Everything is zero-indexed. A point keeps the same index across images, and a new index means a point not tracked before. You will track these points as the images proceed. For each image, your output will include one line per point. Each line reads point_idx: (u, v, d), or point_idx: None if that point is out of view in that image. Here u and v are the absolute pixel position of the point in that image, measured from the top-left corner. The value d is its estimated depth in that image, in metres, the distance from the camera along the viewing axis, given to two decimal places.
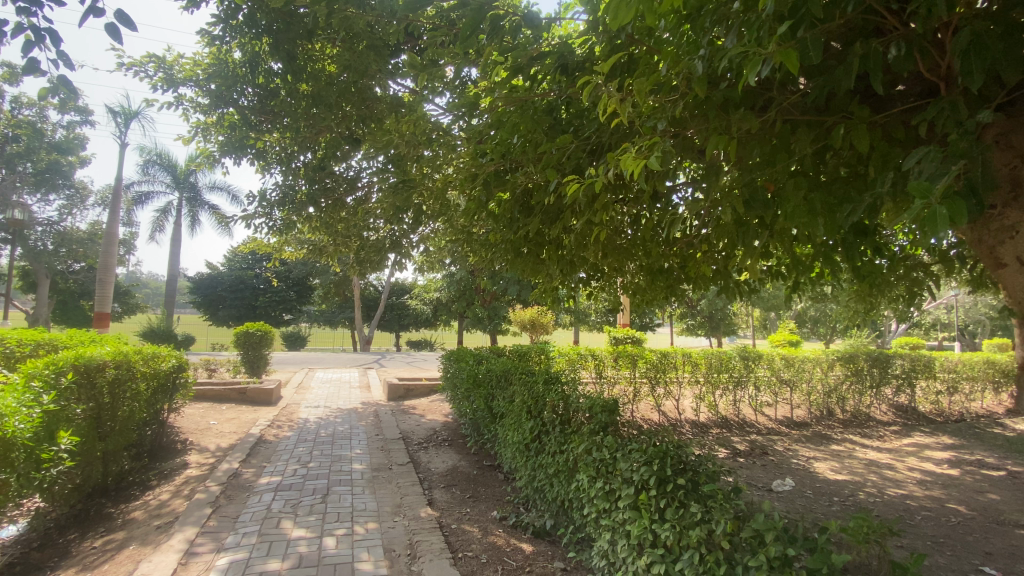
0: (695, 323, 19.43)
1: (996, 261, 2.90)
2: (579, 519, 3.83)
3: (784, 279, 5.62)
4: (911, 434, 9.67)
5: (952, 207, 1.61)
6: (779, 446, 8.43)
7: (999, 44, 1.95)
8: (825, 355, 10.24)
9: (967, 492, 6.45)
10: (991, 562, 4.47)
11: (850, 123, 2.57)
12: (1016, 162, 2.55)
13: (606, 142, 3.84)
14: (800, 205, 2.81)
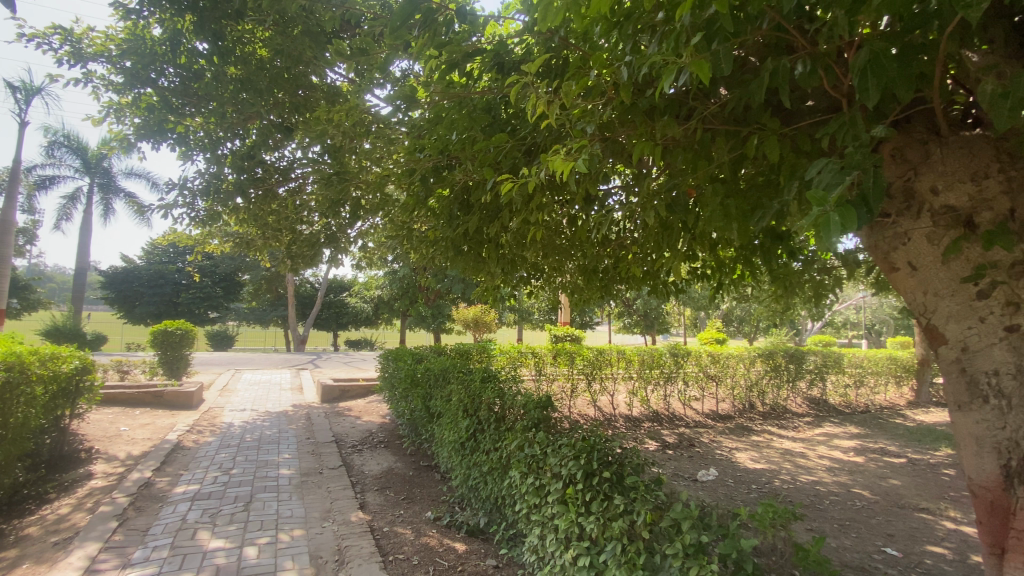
0: (632, 322, 20.15)
1: (883, 270, 2.67)
2: (511, 515, 3.85)
3: (709, 280, 5.94)
4: (822, 424, 10.52)
5: (843, 213, 1.75)
6: (705, 438, 8.91)
7: (896, 63, 2.10)
8: (747, 351, 10.91)
9: (871, 478, 7.09)
10: (891, 543, 4.92)
11: (762, 134, 2.75)
12: (909, 175, 2.49)
13: (540, 142, 3.89)
14: (717, 211, 3.09)
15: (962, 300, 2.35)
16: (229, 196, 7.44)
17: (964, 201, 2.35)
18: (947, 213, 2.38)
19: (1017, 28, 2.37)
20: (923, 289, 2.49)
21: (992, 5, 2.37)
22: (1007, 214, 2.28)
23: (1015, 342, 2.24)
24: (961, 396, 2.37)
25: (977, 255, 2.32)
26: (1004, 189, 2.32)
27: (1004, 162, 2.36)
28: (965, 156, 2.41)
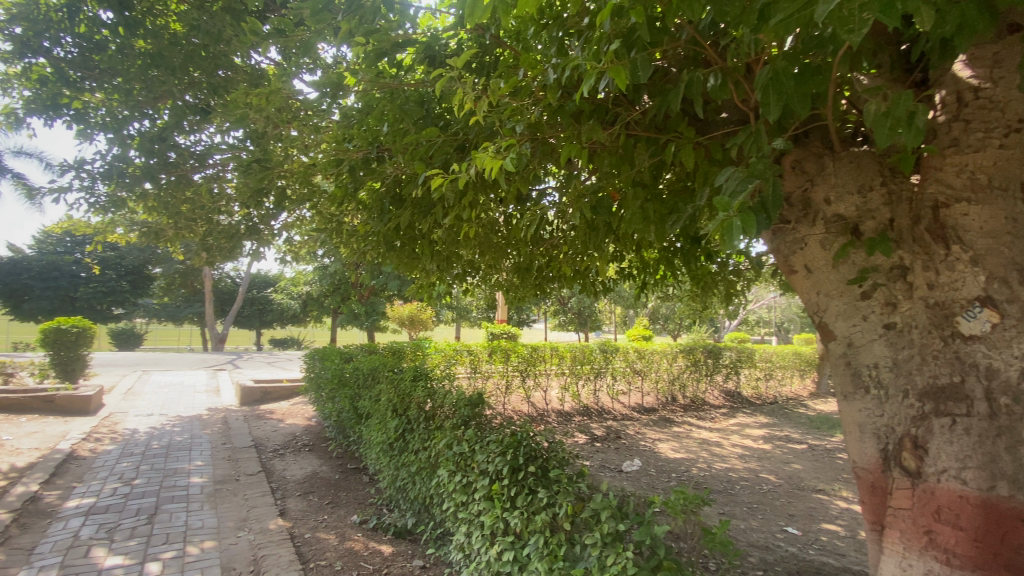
0: (567, 319, 20.57)
1: (787, 273, 2.91)
2: (439, 514, 3.83)
3: (635, 279, 6.21)
4: (736, 415, 11.31)
5: (744, 219, 1.89)
6: (631, 430, 9.30)
7: (795, 80, 2.28)
8: (670, 347, 11.50)
9: (776, 463, 7.72)
10: (792, 522, 5.38)
11: (680, 142, 2.93)
12: (806, 185, 2.77)
13: (472, 139, 3.87)
14: (638, 214, 3.25)
15: (848, 300, 2.59)
16: (136, 181, 6.80)
17: (851, 210, 2.59)
18: (837, 221, 2.62)
19: (897, 56, 2.64)
20: (816, 290, 2.73)
21: (879, 35, 2.63)
22: (888, 222, 2.50)
23: (892, 339, 2.44)
24: (847, 387, 2.61)
25: (861, 260, 2.54)
26: (886, 200, 2.54)
27: (886, 177, 2.61)
28: (854, 169, 2.65)
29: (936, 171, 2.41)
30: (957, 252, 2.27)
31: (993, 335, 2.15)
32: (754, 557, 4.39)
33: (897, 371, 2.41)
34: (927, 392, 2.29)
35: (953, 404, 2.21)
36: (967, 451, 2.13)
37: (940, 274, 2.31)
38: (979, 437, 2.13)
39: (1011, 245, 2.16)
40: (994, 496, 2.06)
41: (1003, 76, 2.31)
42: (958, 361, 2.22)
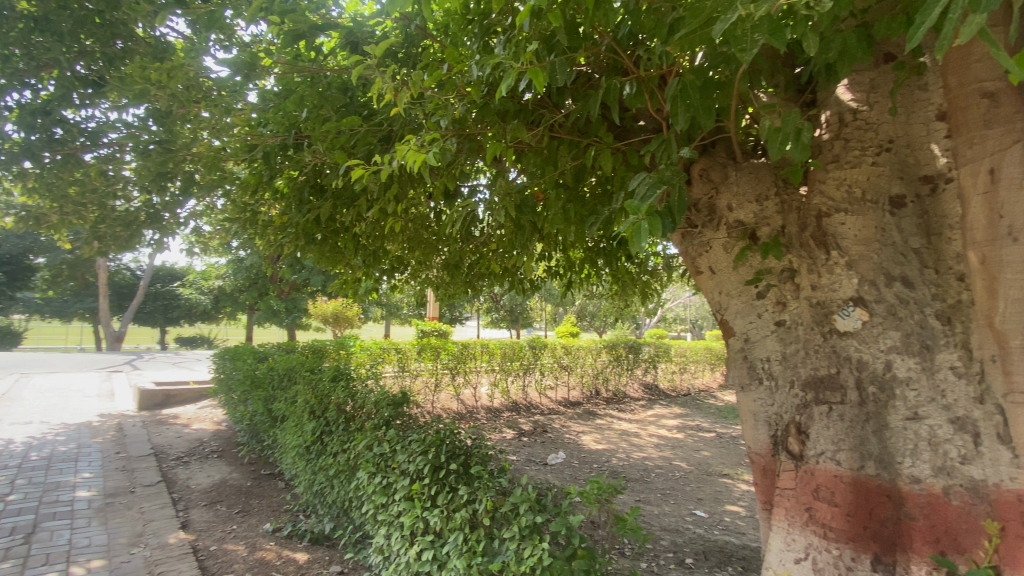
0: (499, 316, 20.69)
1: (693, 274, 3.12)
2: (358, 518, 3.71)
3: (562, 278, 6.38)
4: (654, 406, 11.95)
5: (651, 223, 2.02)
6: (557, 424, 9.54)
7: (701, 92, 2.44)
8: (595, 343, 11.93)
9: (688, 451, 8.25)
10: (700, 506, 5.78)
11: (599, 146, 3.04)
12: (712, 193, 2.97)
13: (396, 130, 3.77)
14: (559, 214, 3.35)
15: (745, 299, 2.83)
16: (12, 159, 6.00)
17: (749, 217, 2.82)
18: (737, 227, 2.84)
19: (792, 77, 2.91)
20: (718, 289, 2.96)
21: (776, 57, 2.88)
22: (780, 229, 2.75)
23: (781, 334, 2.68)
24: (744, 379, 2.84)
25: (757, 262, 2.78)
26: (779, 208, 2.79)
27: (780, 188, 2.86)
28: (753, 179, 2.89)
29: (820, 183, 2.67)
30: (836, 257, 2.53)
31: (863, 330, 2.42)
32: (665, 540, 4.67)
33: (785, 364, 2.65)
34: (809, 382, 2.54)
35: (830, 393, 2.47)
36: (842, 435, 2.39)
37: (822, 277, 2.57)
38: (851, 422, 2.40)
39: (879, 252, 2.44)
40: (863, 474, 2.33)
41: (877, 101, 2.62)
42: (834, 355, 2.49)
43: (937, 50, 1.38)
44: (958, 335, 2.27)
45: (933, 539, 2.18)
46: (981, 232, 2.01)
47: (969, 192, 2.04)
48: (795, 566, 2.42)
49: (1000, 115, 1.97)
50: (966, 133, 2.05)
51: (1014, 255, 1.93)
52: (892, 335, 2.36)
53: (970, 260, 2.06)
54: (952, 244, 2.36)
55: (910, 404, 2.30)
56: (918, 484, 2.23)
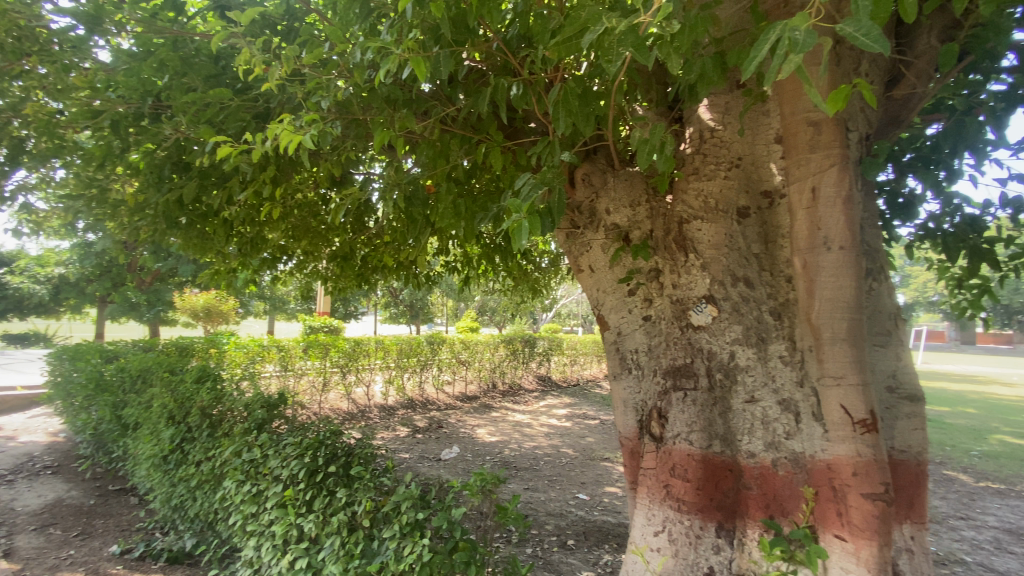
0: (397, 311, 20.16)
1: (575, 271, 3.42)
2: (224, 531, 3.42)
3: (459, 273, 6.42)
4: (546, 397, 12.47)
5: (531, 222, 2.10)
6: (452, 419, 9.55)
7: (580, 99, 2.56)
8: (493, 338, 12.12)
9: (575, 438, 8.72)
10: (583, 489, 6.14)
11: (490, 144, 3.13)
12: (593, 197, 3.26)
13: (273, 109, 3.50)
14: (447, 207, 3.31)
15: (619, 296, 3.13)
16: None
17: (624, 220, 3.11)
18: (614, 229, 3.14)
19: (663, 93, 3.18)
20: (597, 287, 3.25)
21: (648, 74, 3.14)
22: (649, 233, 3.06)
23: (648, 327, 3.01)
24: (616, 368, 3.13)
25: (629, 262, 3.09)
26: (649, 214, 3.10)
27: (651, 196, 3.16)
28: (628, 186, 3.17)
29: (682, 193, 2.96)
30: (693, 259, 2.82)
31: (712, 324, 2.73)
32: (549, 524, 4.90)
33: (650, 354, 2.96)
34: (668, 371, 2.81)
35: (685, 379, 2.74)
36: (694, 418, 2.67)
37: (681, 277, 2.87)
38: (702, 405, 2.69)
39: (727, 256, 2.77)
40: (711, 452, 2.62)
41: (729, 122, 2.96)
42: (689, 346, 2.78)
43: (767, 80, 1.54)
44: (785, 328, 2.66)
45: (763, 505, 2.54)
46: (804, 240, 2.35)
47: (797, 206, 2.37)
48: (653, 538, 2.67)
49: (821, 142, 2.30)
50: (796, 155, 2.37)
51: (827, 261, 2.27)
52: (735, 328, 2.70)
53: (796, 265, 2.39)
54: (783, 250, 2.75)
55: (748, 389, 2.65)
56: (753, 458, 2.59)
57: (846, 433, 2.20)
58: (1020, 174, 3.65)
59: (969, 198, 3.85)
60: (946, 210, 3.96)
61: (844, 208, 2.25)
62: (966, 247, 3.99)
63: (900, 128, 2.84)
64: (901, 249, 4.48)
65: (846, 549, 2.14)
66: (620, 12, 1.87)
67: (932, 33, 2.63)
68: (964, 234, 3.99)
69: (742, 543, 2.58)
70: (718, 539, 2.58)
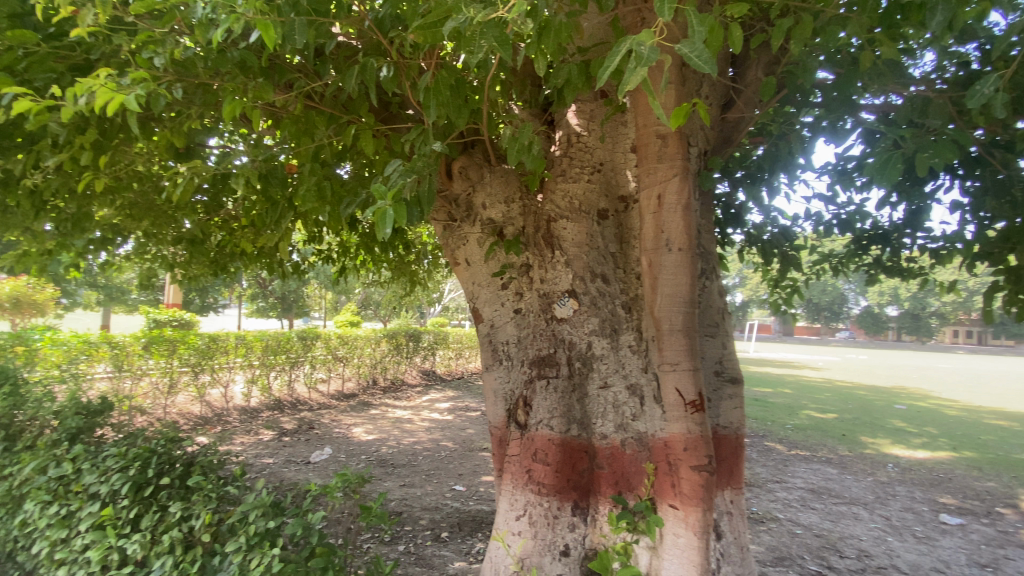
0: (267, 304, 18.51)
1: (452, 265, 3.44)
2: (24, 563, 2.87)
3: (333, 262, 6.09)
4: (429, 392, 12.35)
5: (397, 211, 2.01)
6: (326, 419, 9.03)
7: (451, 89, 2.54)
8: (373, 333, 11.68)
9: (455, 431, 8.74)
10: (460, 481, 6.19)
11: (360, 127, 3.00)
12: (469, 190, 3.28)
13: (94, 63, 3.01)
14: (311, 189, 3.08)
15: (493, 290, 3.22)
16: None
17: (498, 216, 3.20)
18: (489, 224, 3.21)
19: (537, 94, 3.30)
20: (472, 280, 3.32)
21: (521, 74, 3.24)
22: (521, 229, 3.18)
23: (518, 320, 3.13)
24: (488, 360, 3.20)
25: (502, 257, 3.19)
26: (522, 211, 3.22)
27: (524, 194, 3.27)
28: (503, 182, 3.26)
29: (551, 192, 3.12)
30: (558, 256, 3.00)
31: (574, 317, 2.92)
32: (424, 519, 4.85)
33: (519, 345, 3.08)
34: (534, 361, 2.96)
35: (548, 368, 2.91)
36: (555, 404, 2.84)
37: (548, 272, 3.03)
38: (562, 392, 2.87)
39: (588, 254, 2.97)
40: (569, 435, 2.81)
41: (594, 128, 3.16)
42: (553, 337, 2.95)
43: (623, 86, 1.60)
44: (635, 320, 2.91)
45: (613, 482, 2.77)
46: (650, 240, 2.58)
47: (646, 211, 2.60)
48: (514, 523, 2.80)
49: (667, 153, 2.54)
50: (647, 164, 2.59)
51: (669, 261, 2.52)
52: (593, 320, 2.91)
53: (644, 263, 2.62)
54: (636, 250, 3.01)
55: (602, 376, 2.86)
56: (605, 439, 2.81)
57: (680, 413, 2.45)
58: (820, 194, 4.40)
59: (782, 212, 4.56)
60: (765, 221, 4.65)
61: (683, 214, 2.52)
62: (779, 253, 4.74)
63: (731, 147, 3.23)
64: (733, 253, 5.17)
65: (678, 516, 2.39)
66: (485, 3, 1.87)
67: (759, 66, 3.03)
68: (778, 242, 4.72)
69: (594, 519, 2.80)
70: (574, 517, 2.78)
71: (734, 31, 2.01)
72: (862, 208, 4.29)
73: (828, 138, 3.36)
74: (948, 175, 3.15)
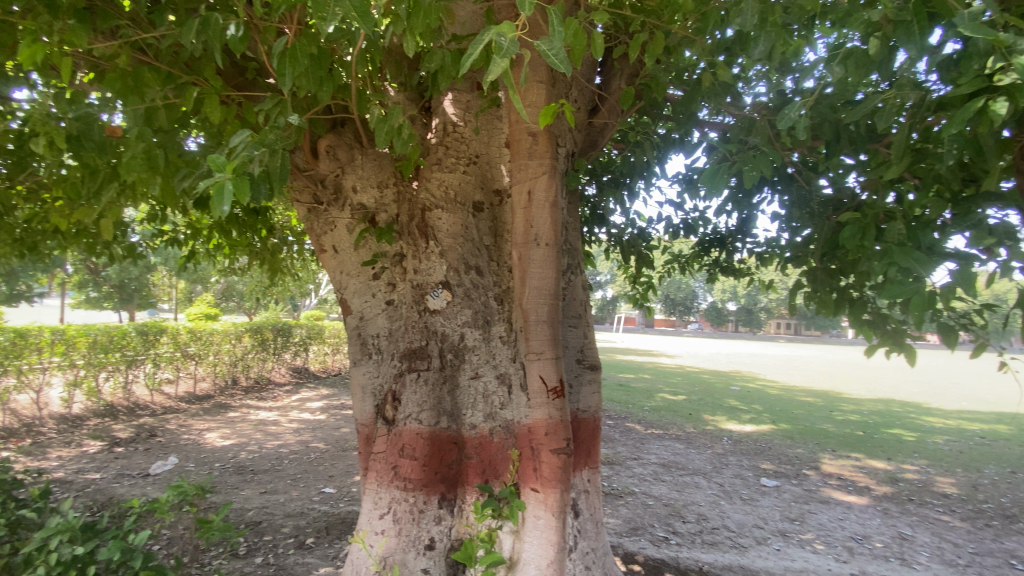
0: (100, 294, 15.76)
1: (318, 252, 3.23)
2: None
3: (179, 245, 5.36)
4: (300, 390, 11.49)
5: (239, 185, 1.80)
6: (172, 425, 7.93)
7: (311, 59, 2.34)
8: (234, 327, 10.53)
9: (328, 430, 8.23)
10: (330, 483, 5.84)
11: (207, 90, 2.69)
12: (338, 172, 3.10)
13: None
14: (140, 157, 2.65)
15: (363, 280, 3.07)
16: None
17: (370, 202, 3.07)
18: (360, 210, 3.06)
19: (412, 77, 3.18)
20: (340, 269, 3.13)
21: (394, 55, 3.11)
22: (394, 217, 3.08)
23: (389, 311, 3.02)
24: (356, 354, 3.05)
25: (373, 246, 3.06)
26: (395, 197, 3.10)
27: (398, 180, 3.16)
28: (376, 166, 3.11)
29: (425, 181, 3.04)
30: (432, 246, 2.95)
31: (446, 309, 2.90)
32: (286, 526, 4.47)
33: (390, 338, 2.97)
34: (404, 354, 2.89)
35: (419, 361, 2.86)
36: (424, 398, 2.81)
37: (421, 262, 2.97)
38: (433, 385, 2.85)
39: (462, 245, 2.95)
40: (438, 428, 2.80)
41: (469, 118, 3.13)
42: (425, 329, 2.90)
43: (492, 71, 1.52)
44: (507, 312, 2.95)
45: (481, 471, 2.80)
46: (521, 234, 2.63)
47: (517, 206, 2.64)
48: (378, 522, 2.75)
49: (537, 151, 2.59)
50: (518, 159, 2.63)
51: (537, 255, 2.59)
52: (465, 312, 2.90)
53: (514, 256, 2.67)
54: (508, 243, 3.06)
55: (473, 367, 2.87)
56: (474, 429, 2.82)
57: (543, 400, 2.54)
58: (671, 201, 4.89)
59: (641, 215, 4.99)
60: (626, 222, 5.05)
61: (551, 211, 2.60)
62: (636, 252, 5.18)
63: (596, 152, 3.39)
64: (600, 250, 5.54)
65: (538, 499, 2.48)
66: None
67: (622, 75, 3.28)
68: (636, 242, 5.16)
69: (461, 509, 2.81)
70: (440, 510, 2.78)
71: (598, 38, 2.11)
72: (704, 215, 4.85)
73: (679, 149, 3.71)
74: (770, 189, 3.66)
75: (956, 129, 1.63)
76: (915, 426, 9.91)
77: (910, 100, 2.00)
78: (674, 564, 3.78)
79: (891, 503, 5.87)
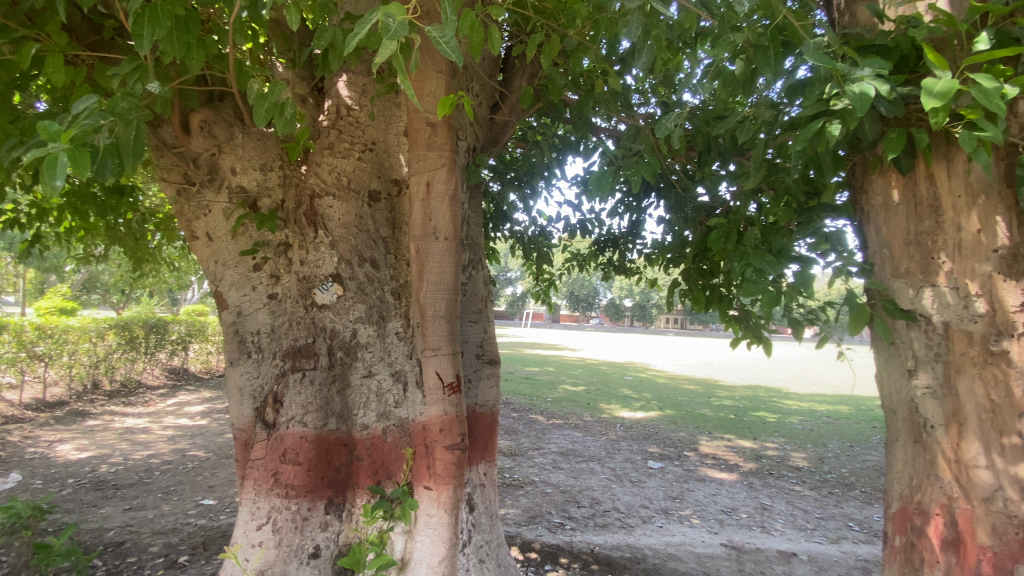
0: None
1: (189, 240, 2.93)
2: None
3: (20, 226, 4.53)
4: (177, 393, 10.33)
5: (77, 158, 1.54)
6: (13, 437, 6.75)
7: (178, 24, 2.08)
8: (95, 324, 9.19)
9: (209, 437, 7.49)
10: (210, 493, 5.33)
11: (46, 47, 2.29)
12: (214, 151, 2.81)
13: None
14: None
15: (241, 271, 2.83)
16: None
17: (251, 185, 2.83)
18: (239, 193, 2.82)
19: (300, 54, 2.96)
20: (215, 259, 2.86)
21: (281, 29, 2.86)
22: (279, 203, 2.86)
23: (272, 306, 2.81)
24: (233, 353, 2.81)
25: (254, 234, 2.83)
26: (281, 182, 2.88)
27: (285, 164, 2.93)
28: (259, 147, 2.87)
29: (315, 166, 2.85)
30: (322, 236, 2.77)
31: (337, 304, 2.74)
32: (154, 545, 3.99)
33: (272, 335, 2.77)
34: (288, 352, 2.69)
35: (305, 360, 2.67)
36: (310, 399, 2.64)
37: (309, 254, 2.78)
38: (320, 385, 2.68)
39: (356, 236, 2.81)
40: (325, 430, 2.64)
41: (365, 103, 2.98)
42: (313, 326, 2.72)
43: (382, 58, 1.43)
44: (403, 307, 2.86)
45: (372, 472, 2.70)
46: (418, 227, 2.55)
47: (415, 198, 2.57)
48: (255, 534, 2.56)
49: (436, 142, 2.53)
50: (417, 150, 2.55)
51: (435, 249, 2.54)
52: (358, 307, 2.77)
53: (411, 249, 2.59)
54: (405, 236, 2.96)
55: (366, 364, 2.76)
56: (366, 429, 2.71)
57: (439, 395, 2.49)
58: (569, 202, 5.05)
59: (541, 214, 5.12)
60: (528, 221, 5.15)
61: (450, 204, 2.55)
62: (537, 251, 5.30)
63: (496, 148, 3.40)
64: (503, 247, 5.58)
65: (431, 497, 2.43)
66: None
67: (523, 75, 3.31)
68: (536, 241, 5.27)
69: (350, 514, 2.69)
70: (326, 516, 2.64)
71: (495, 32, 2.09)
72: (599, 217, 5.08)
73: (576, 152, 3.84)
74: (656, 195, 3.92)
75: (802, 147, 1.84)
76: (777, 408, 11.27)
77: (767, 118, 2.22)
78: (568, 549, 3.93)
79: (755, 477, 6.62)
